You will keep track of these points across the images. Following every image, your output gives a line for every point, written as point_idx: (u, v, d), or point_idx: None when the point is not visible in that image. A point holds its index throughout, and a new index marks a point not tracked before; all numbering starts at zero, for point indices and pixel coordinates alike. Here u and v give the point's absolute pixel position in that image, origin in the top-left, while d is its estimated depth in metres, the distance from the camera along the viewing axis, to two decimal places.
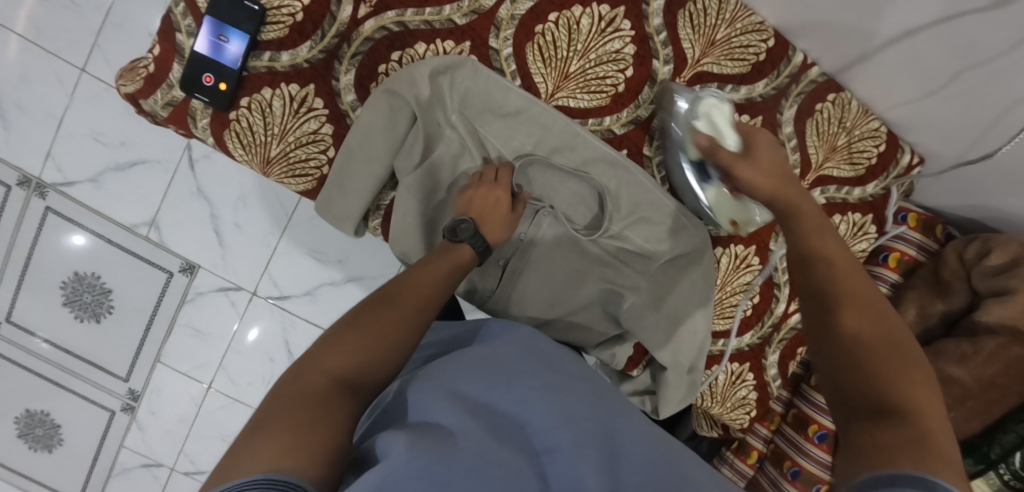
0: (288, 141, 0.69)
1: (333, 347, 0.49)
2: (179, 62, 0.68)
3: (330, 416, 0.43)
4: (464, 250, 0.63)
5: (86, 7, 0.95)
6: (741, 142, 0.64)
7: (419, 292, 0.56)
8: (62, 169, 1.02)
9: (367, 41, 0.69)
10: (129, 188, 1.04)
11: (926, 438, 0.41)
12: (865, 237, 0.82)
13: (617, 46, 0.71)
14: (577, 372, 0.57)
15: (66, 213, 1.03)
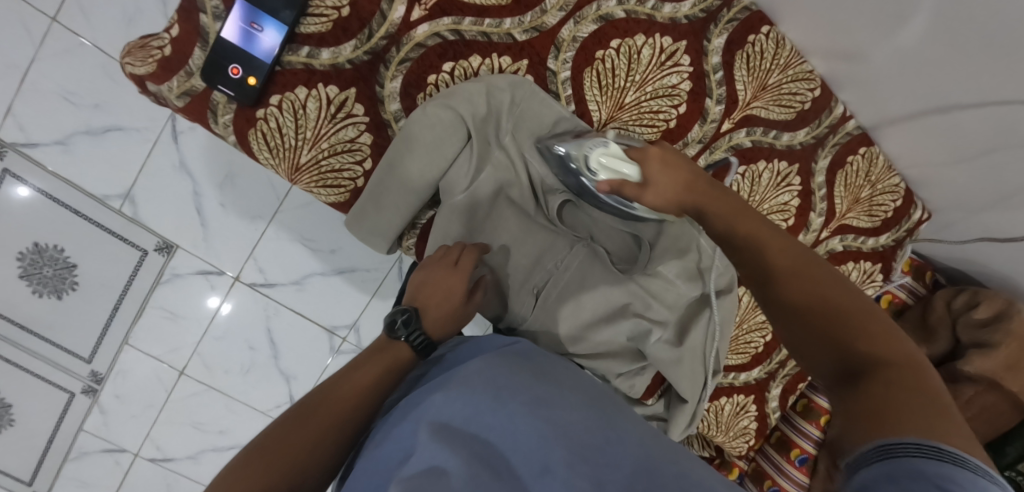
0: (320, 147, 0.64)
1: (246, 464, 0.45)
2: (201, 48, 0.60)
3: None
4: (400, 349, 0.57)
5: None
6: (638, 170, 0.60)
7: (353, 391, 0.52)
8: (25, 128, 0.92)
9: (418, 47, 0.63)
10: (103, 155, 0.95)
11: (888, 378, 0.44)
12: (871, 284, 0.86)
13: (673, 81, 0.69)
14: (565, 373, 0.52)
15: (26, 177, 0.94)
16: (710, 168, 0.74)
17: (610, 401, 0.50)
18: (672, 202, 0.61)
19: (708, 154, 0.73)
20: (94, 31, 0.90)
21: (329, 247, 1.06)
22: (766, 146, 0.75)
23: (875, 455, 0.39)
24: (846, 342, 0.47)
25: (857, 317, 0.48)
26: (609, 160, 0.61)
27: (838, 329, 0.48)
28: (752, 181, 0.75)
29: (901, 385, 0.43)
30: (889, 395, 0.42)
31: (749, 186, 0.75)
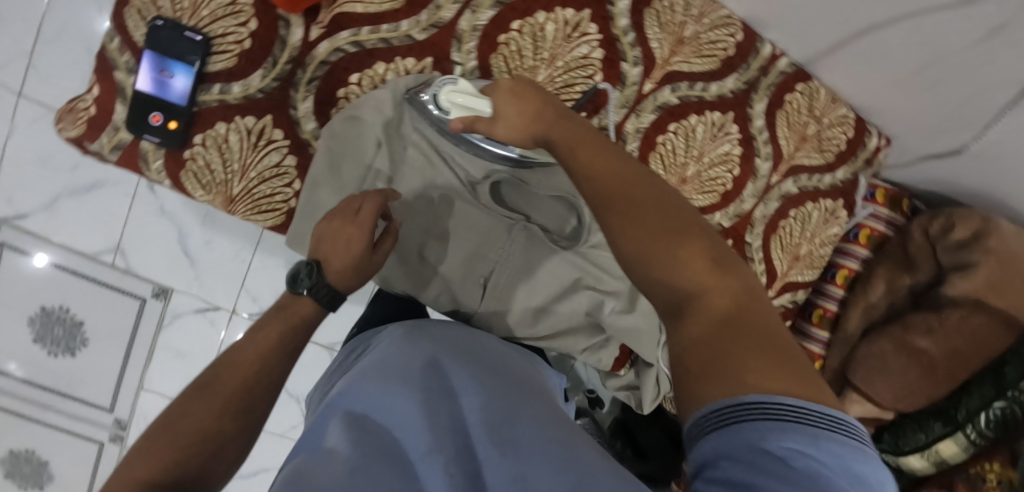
0: (249, 178, 0.66)
1: (142, 453, 0.43)
2: (122, 102, 0.63)
3: None
4: (305, 303, 0.56)
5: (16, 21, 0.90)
6: (490, 104, 0.59)
7: (261, 349, 0.52)
8: (11, 200, 0.97)
9: (323, 65, 0.65)
10: (84, 213, 1.01)
11: (729, 318, 0.40)
12: (836, 223, 0.83)
13: (585, 51, 0.69)
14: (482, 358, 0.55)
15: (20, 247, 1.00)
16: (640, 131, 0.73)
17: (518, 382, 0.53)
18: (524, 136, 0.55)
19: (634, 117, 0.73)
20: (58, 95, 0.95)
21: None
22: (695, 100, 0.74)
23: (724, 419, 0.35)
24: (672, 266, 0.42)
25: (685, 242, 0.43)
26: (462, 97, 0.61)
27: (665, 261, 0.42)
28: (687, 136, 0.75)
29: (715, 322, 0.40)
30: (704, 332, 0.39)
31: (684, 142, 0.75)
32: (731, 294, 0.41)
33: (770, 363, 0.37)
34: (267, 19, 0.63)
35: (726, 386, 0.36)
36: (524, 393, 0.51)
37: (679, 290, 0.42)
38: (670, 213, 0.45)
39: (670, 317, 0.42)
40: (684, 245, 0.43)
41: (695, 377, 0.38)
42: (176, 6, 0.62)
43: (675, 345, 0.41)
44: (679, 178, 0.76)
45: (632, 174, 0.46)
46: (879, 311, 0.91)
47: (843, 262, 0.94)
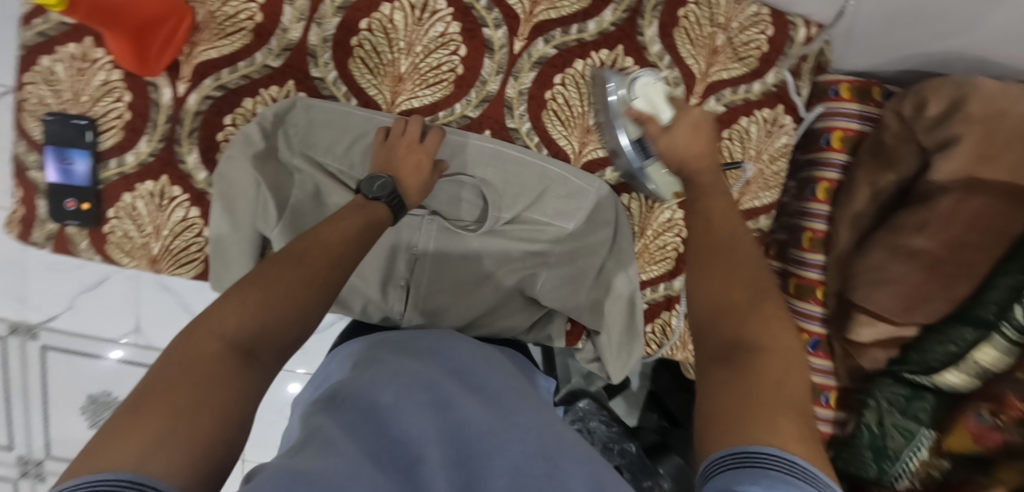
0: (164, 236, 0.70)
1: (236, 304, 0.42)
2: (40, 197, 0.69)
3: (218, 399, 0.38)
4: (381, 207, 0.55)
5: None
6: (672, 116, 0.58)
7: (348, 233, 0.50)
8: (38, 306, 1.10)
9: (197, 115, 0.68)
10: (100, 305, 1.11)
11: (777, 378, 0.40)
12: (782, 131, 0.75)
13: (440, 29, 0.67)
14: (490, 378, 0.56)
15: (61, 346, 1.14)
16: (524, 93, 0.70)
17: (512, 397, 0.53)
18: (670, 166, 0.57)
19: (513, 81, 0.69)
20: None
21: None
22: (576, 45, 0.69)
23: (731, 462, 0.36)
24: (743, 323, 0.44)
25: (761, 301, 0.45)
26: (655, 93, 0.60)
27: (739, 308, 0.44)
28: (578, 85, 0.70)
29: (767, 378, 0.40)
30: (756, 380, 0.40)
31: (576, 92, 0.70)
32: (791, 360, 0.42)
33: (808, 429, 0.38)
34: (137, 88, 0.67)
35: (754, 427, 0.37)
36: (520, 405, 0.52)
37: (739, 347, 0.43)
38: (754, 274, 0.46)
39: (715, 359, 0.43)
40: (758, 313, 0.44)
41: (723, 417, 0.39)
42: (59, 99, 0.67)
43: (714, 384, 0.42)
44: (582, 128, 0.71)
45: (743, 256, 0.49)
46: (869, 218, 0.80)
47: (820, 175, 0.83)
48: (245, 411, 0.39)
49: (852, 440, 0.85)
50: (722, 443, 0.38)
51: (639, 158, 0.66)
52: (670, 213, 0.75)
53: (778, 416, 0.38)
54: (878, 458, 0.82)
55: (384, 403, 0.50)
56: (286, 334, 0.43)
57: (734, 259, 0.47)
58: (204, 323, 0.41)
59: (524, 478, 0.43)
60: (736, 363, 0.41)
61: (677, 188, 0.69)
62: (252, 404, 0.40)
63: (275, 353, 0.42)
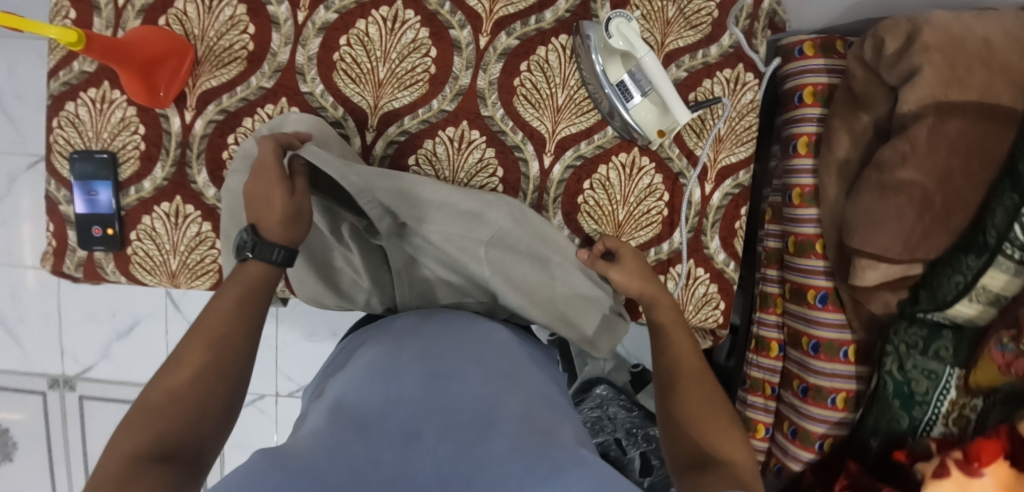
0: (182, 251, 0.77)
1: (135, 423, 0.52)
2: (70, 228, 0.77)
3: (149, 477, 0.47)
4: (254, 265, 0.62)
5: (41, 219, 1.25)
6: (647, 54, 0.67)
7: (227, 311, 0.60)
8: (78, 358, 1.27)
9: (203, 138, 0.75)
10: (131, 350, 1.28)
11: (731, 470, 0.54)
12: (747, 88, 0.77)
13: (412, 36, 0.74)
14: (479, 363, 0.62)
15: (97, 394, 1.28)
16: (494, 83, 0.75)
17: (497, 384, 0.59)
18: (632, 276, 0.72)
19: (483, 74, 0.75)
20: None
21: (325, 336, 1.30)
22: (536, 34, 0.75)
23: None
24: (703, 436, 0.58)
25: (719, 417, 0.60)
26: (629, 33, 0.67)
27: (703, 421, 0.59)
28: (543, 70, 0.75)
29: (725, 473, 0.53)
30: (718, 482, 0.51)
31: (543, 77, 0.76)
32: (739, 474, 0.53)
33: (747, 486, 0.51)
34: (150, 120, 0.75)
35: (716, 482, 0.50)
36: (501, 391, 0.58)
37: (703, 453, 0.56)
38: (714, 400, 0.61)
39: (691, 464, 0.56)
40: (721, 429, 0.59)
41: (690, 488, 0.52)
42: (84, 138, 0.76)
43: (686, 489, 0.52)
44: (553, 109, 0.76)
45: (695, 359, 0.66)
46: (855, 164, 0.81)
47: (799, 130, 0.87)
48: (179, 478, 0.48)
49: (879, 394, 0.83)
50: None
51: (622, 100, 0.73)
52: (650, 179, 0.78)
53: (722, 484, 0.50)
54: (907, 406, 0.81)
55: (375, 397, 0.56)
56: (195, 423, 0.53)
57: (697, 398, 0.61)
58: (106, 457, 0.49)
59: (524, 442, 0.51)
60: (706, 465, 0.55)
61: (663, 127, 0.73)
62: (189, 474, 0.50)
63: (205, 430, 0.54)
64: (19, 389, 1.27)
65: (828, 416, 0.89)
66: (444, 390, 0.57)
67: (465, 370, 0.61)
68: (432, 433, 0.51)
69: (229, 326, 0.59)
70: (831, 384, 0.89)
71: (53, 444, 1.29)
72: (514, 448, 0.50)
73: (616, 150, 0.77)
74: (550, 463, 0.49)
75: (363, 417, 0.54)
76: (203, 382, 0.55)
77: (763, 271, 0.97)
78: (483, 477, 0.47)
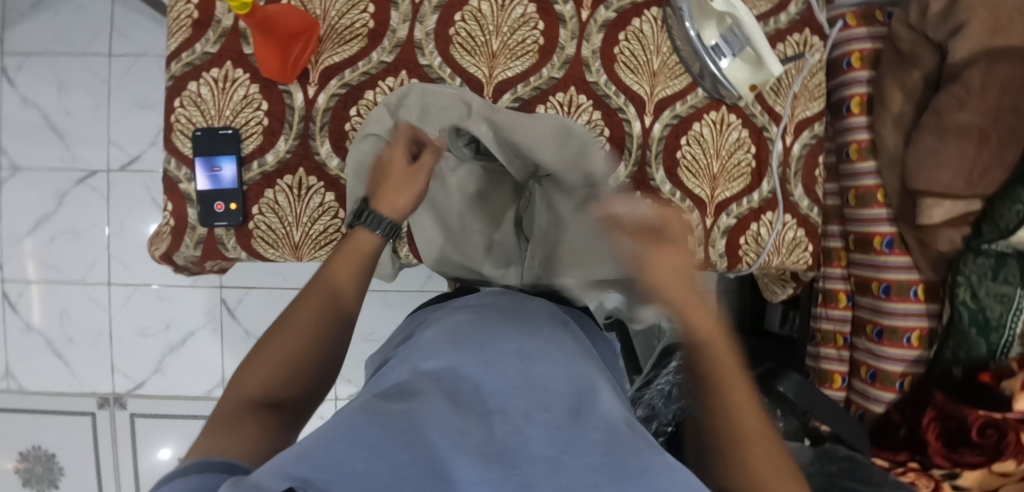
0: (305, 222, 0.78)
1: (257, 364, 0.55)
2: (190, 206, 0.78)
3: (253, 422, 0.49)
4: (361, 233, 0.64)
5: (86, 233, 1.20)
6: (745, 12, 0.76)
7: (345, 273, 0.62)
8: (128, 374, 1.23)
9: (326, 111, 0.78)
10: (186, 363, 1.23)
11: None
12: (814, 50, 0.87)
13: (521, 10, 0.80)
14: (565, 343, 0.55)
15: (148, 411, 1.23)
16: (596, 51, 0.82)
17: (587, 364, 0.52)
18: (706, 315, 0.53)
19: (586, 44, 0.81)
20: (135, 272, 1.21)
21: (385, 335, 1.29)
22: (630, 7, 0.82)
23: None
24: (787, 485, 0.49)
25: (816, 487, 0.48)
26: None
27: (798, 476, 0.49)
28: (639, 39, 0.82)
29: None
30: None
31: (639, 45, 0.82)
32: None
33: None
34: (273, 96, 0.78)
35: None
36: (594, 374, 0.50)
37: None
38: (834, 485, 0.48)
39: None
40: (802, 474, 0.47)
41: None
42: (206, 116, 0.77)
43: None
44: (650, 73, 0.83)
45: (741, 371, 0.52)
46: (909, 116, 0.91)
47: (850, 92, 0.97)
48: (279, 429, 0.51)
49: (955, 326, 0.90)
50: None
51: (714, 59, 0.81)
52: (738, 134, 0.85)
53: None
54: (984, 333, 0.87)
55: (465, 366, 0.48)
56: (304, 375, 0.56)
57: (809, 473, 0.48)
58: (234, 387, 0.54)
59: (617, 437, 0.41)
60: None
61: (752, 83, 0.81)
62: (288, 425, 0.53)
63: (309, 383, 0.57)
64: (65, 411, 1.23)
65: (905, 355, 0.96)
66: (537, 368, 0.48)
67: (552, 344, 0.53)
68: (521, 410, 0.42)
69: (340, 293, 0.60)
70: (905, 323, 0.95)
71: (102, 466, 1.24)
72: (602, 443, 0.40)
73: (707, 109, 0.84)
74: (640, 464, 0.39)
75: (452, 377, 0.48)
76: (307, 343, 0.57)
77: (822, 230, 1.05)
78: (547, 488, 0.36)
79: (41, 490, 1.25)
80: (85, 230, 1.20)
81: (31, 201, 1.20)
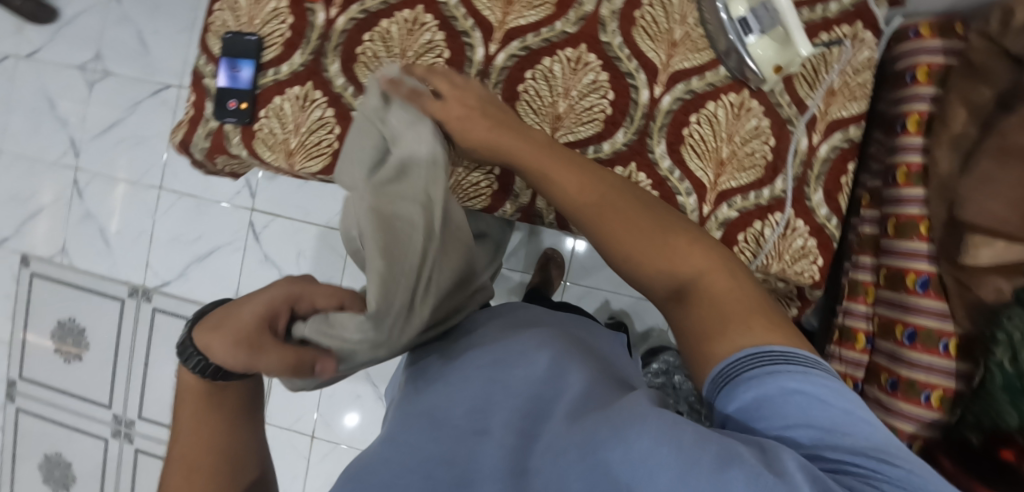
0: (303, 132, 0.82)
1: None
2: (209, 100, 0.84)
3: None
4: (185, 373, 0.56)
5: (152, 139, 1.34)
6: None
7: (202, 410, 0.58)
8: (159, 272, 1.34)
9: (343, 33, 0.82)
10: (207, 273, 1.33)
11: (714, 300, 0.53)
12: (864, 46, 0.78)
13: None
14: (534, 342, 0.60)
15: (168, 309, 1.33)
16: (616, 13, 0.79)
17: (573, 363, 0.57)
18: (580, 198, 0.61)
19: (606, 3, 0.79)
20: (183, 181, 1.33)
21: None
22: None
23: (764, 363, 0.47)
24: (703, 284, 0.54)
25: (709, 295, 0.54)
26: None
27: (693, 269, 0.55)
28: (664, 7, 0.79)
29: (716, 300, 0.53)
30: (704, 311, 0.53)
31: (663, 12, 0.79)
32: (712, 330, 0.52)
33: (739, 315, 0.51)
34: (299, 12, 0.83)
35: (724, 340, 0.51)
36: (564, 371, 0.56)
37: (676, 275, 0.56)
38: (747, 299, 0.53)
39: (676, 300, 0.56)
40: (682, 242, 0.57)
41: (705, 337, 0.52)
42: (238, 22, 0.84)
43: (684, 318, 0.55)
44: (669, 43, 0.79)
45: (602, 184, 0.61)
46: (972, 137, 0.80)
47: (909, 108, 0.86)
48: None
49: (985, 388, 0.78)
50: (711, 357, 0.51)
51: (741, 36, 0.75)
52: (757, 121, 0.78)
53: (734, 325, 0.51)
54: (1016, 400, 0.74)
55: (445, 396, 0.56)
56: None
57: (712, 289, 0.54)
58: None
59: (581, 417, 0.48)
60: (696, 299, 0.54)
61: (778, 64, 0.75)
62: None
63: None
64: (102, 292, 1.36)
65: (920, 414, 0.82)
66: (504, 383, 0.55)
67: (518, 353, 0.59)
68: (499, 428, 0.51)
69: (207, 420, 0.59)
70: (926, 378, 0.82)
71: (119, 350, 1.35)
72: (570, 424, 0.48)
73: (727, 89, 0.78)
74: (604, 431, 0.45)
75: (435, 411, 0.55)
76: (222, 472, 0.58)
77: (854, 260, 0.93)
78: (536, 479, 0.46)
79: (68, 360, 1.38)
80: (151, 136, 1.33)
81: (113, 103, 1.35)
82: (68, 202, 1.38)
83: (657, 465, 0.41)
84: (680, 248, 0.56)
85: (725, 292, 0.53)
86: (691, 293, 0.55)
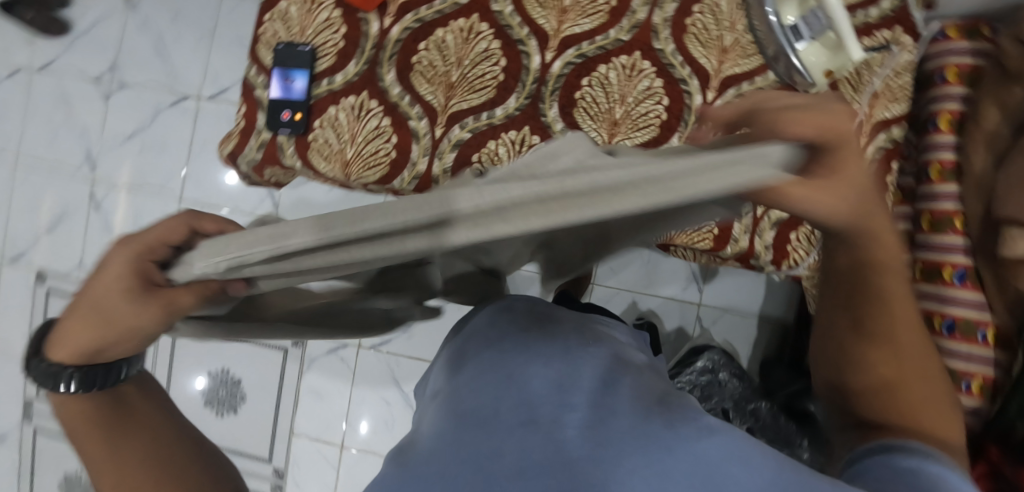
0: (359, 142, 0.82)
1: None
2: (261, 111, 0.84)
3: None
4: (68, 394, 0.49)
5: (172, 149, 1.31)
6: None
7: (79, 414, 0.51)
8: None
9: (397, 42, 0.82)
10: None
11: (920, 424, 0.51)
12: (905, 50, 0.81)
13: None
14: (567, 339, 0.55)
15: None
16: (668, 20, 0.81)
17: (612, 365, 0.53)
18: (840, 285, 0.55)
19: (659, 11, 0.81)
20: (205, 192, 1.31)
21: None
22: None
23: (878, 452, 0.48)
24: (928, 418, 0.52)
25: (910, 410, 0.52)
26: None
27: (918, 403, 0.53)
28: (714, 14, 0.81)
29: (913, 418, 0.52)
30: (906, 420, 0.52)
31: (713, 19, 0.81)
32: (910, 417, 0.52)
33: (934, 427, 0.51)
34: (352, 22, 0.83)
35: (911, 434, 0.50)
36: (610, 374, 0.51)
37: (903, 400, 0.53)
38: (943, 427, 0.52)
39: (878, 394, 0.54)
40: (923, 374, 0.54)
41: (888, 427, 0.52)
42: (290, 33, 0.83)
43: (879, 405, 0.54)
44: (720, 49, 0.81)
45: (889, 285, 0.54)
46: (1004, 136, 0.84)
47: (941, 108, 0.90)
48: None
49: None
50: (871, 439, 0.51)
51: (791, 42, 0.78)
52: None
53: (920, 432, 0.51)
54: None
55: (475, 397, 0.49)
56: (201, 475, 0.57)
57: (914, 400, 0.53)
58: None
59: (645, 422, 0.45)
60: (902, 411, 0.53)
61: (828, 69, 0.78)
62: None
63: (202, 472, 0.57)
64: None
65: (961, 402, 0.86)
66: (542, 384, 0.48)
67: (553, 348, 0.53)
68: (548, 419, 0.45)
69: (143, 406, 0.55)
70: (966, 367, 0.86)
71: None
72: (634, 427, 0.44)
73: (776, 94, 0.81)
74: (678, 445, 0.42)
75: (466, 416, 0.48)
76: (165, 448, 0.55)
77: None
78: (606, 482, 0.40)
79: None
80: (171, 146, 1.31)
81: (131, 114, 1.32)
82: (85, 215, 1.35)
83: (726, 471, 0.41)
84: (916, 386, 0.53)
85: (928, 419, 0.52)
86: (899, 406, 0.53)
